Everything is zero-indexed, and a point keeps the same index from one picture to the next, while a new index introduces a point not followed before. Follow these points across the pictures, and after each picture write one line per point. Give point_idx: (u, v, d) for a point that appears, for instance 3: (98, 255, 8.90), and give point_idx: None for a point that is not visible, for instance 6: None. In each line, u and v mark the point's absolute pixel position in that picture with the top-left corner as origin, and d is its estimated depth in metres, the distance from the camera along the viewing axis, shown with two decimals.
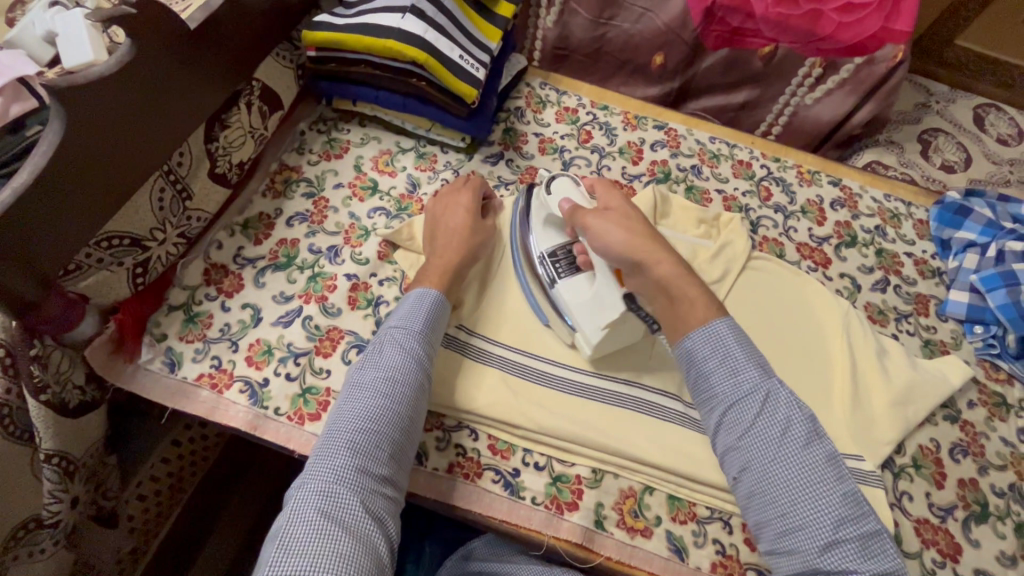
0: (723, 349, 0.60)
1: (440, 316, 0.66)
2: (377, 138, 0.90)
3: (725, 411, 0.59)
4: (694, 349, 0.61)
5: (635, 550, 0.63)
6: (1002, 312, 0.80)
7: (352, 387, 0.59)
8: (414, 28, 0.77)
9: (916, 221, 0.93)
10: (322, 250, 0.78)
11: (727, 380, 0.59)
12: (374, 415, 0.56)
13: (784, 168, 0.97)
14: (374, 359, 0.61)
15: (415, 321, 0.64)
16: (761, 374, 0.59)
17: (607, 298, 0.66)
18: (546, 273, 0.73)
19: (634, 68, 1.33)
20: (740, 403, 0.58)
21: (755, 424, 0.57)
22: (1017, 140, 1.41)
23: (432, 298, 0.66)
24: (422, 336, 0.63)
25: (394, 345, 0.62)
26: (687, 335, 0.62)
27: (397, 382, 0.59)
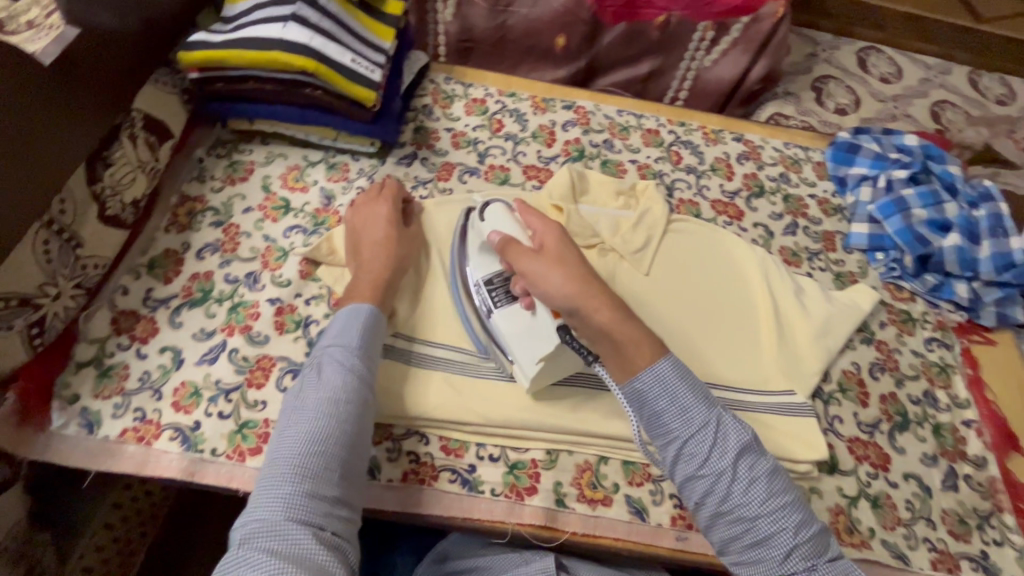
0: (666, 383, 0.59)
1: (377, 329, 0.65)
2: (282, 155, 0.87)
3: (683, 447, 0.59)
4: (642, 392, 0.60)
5: (598, 519, 0.65)
6: (900, 237, 0.87)
7: (293, 414, 0.57)
8: (299, 37, 0.74)
9: (815, 163, 0.99)
10: (240, 279, 0.75)
11: (680, 419, 0.59)
12: (317, 439, 0.54)
13: (690, 131, 1.01)
14: (312, 381, 0.59)
15: (352, 337, 0.63)
16: (709, 406, 0.60)
17: (542, 330, 0.64)
18: (482, 301, 0.69)
19: (539, 52, 1.34)
20: (696, 436, 0.58)
21: (712, 456, 0.58)
22: (897, 78, 1.52)
23: (367, 313, 0.65)
24: (359, 352, 0.62)
25: (332, 366, 0.60)
26: (636, 375, 0.60)
27: (339, 403, 0.57)
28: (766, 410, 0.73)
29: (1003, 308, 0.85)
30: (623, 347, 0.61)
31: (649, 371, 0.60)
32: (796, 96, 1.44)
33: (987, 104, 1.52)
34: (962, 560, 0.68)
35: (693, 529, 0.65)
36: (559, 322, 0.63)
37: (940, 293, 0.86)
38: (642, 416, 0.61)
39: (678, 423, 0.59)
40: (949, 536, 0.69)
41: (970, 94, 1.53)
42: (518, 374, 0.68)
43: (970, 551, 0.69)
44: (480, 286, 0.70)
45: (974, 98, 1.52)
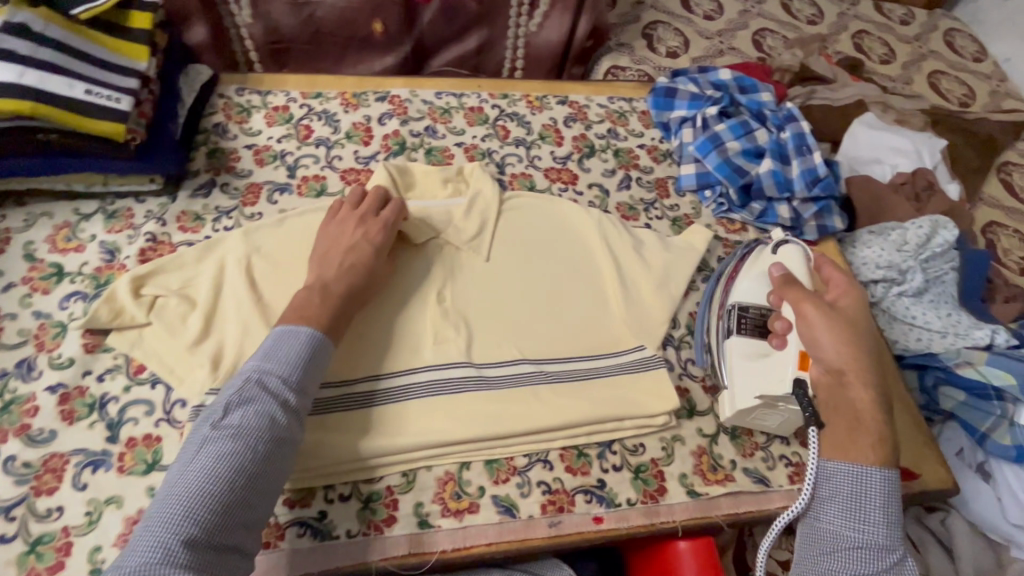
0: (865, 485, 0.59)
1: (318, 353, 0.60)
2: (46, 214, 0.74)
3: (843, 548, 0.58)
4: (861, 475, 0.59)
5: (467, 529, 0.62)
6: (720, 172, 0.89)
7: (202, 440, 0.52)
8: (5, 75, 0.63)
9: (640, 113, 1.00)
10: (8, 370, 0.63)
11: (856, 528, 0.58)
12: (219, 477, 0.49)
13: (514, 102, 0.98)
14: (232, 405, 0.54)
15: (284, 363, 0.58)
16: (895, 553, 0.58)
17: (780, 372, 0.66)
18: (728, 322, 0.72)
19: (358, 42, 1.25)
20: (861, 545, 0.58)
21: (866, 561, 0.57)
22: (718, 13, 1.58)
23: (310, 334, 0.60)
24: (294, 382, 0.57)
25: (251, 395, 0.55)
26: (842, 458, 0.61)
27: (255, 436, 0.52)
28: (618, 373, 0.73)
29: (822, 220, 0.90)
30: (857, 431, 0.61)
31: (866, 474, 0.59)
32: (629, 46, 1.45)
33: (800, 26, 1.61)
34: None
35: (565, 511, 0.64)
36: (803, 374, 0.64)
37: (766, 219, 0.89)
38: (820, 495, 0.62)
39: (850, 534, 0.59)
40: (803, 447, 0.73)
41: (784, 18, 1.62)
42: (724, 400, 0.71)
43: None
44: (735, 310, 0.72)
45: (789, 22, 1.62)
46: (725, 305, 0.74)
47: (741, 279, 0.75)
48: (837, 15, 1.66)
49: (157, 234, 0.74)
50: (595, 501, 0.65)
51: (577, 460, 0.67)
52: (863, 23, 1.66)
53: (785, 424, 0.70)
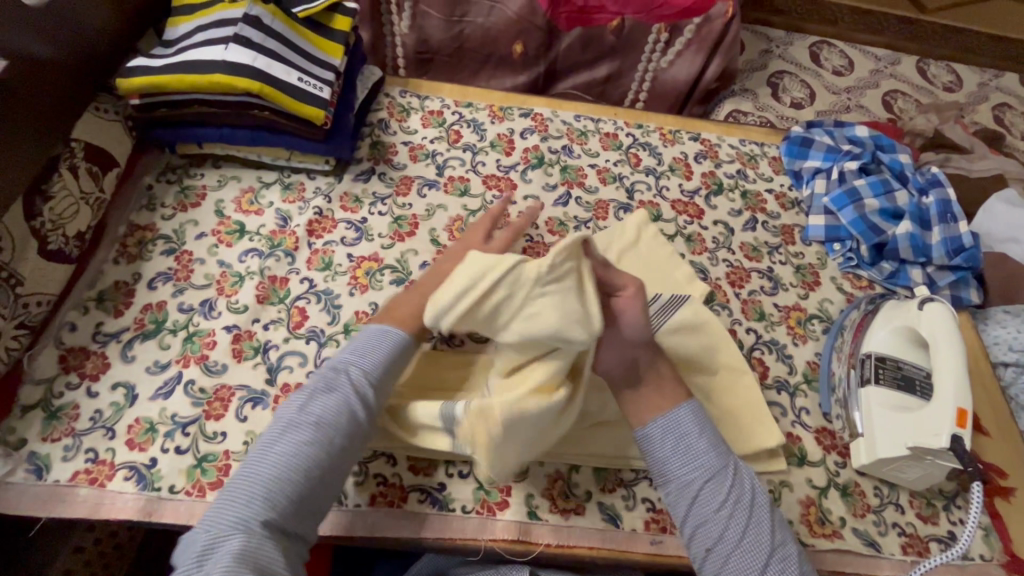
0: (686, 438, 0.61)
1: (399, 358, 0.63)
2: (235, 178, 0.84)
3: (699, 490, 0.59)
4: (671, 420, 0.62)
5: (572, 529, 0.64)
6: (853, 227, 0.89)
7: (289, 418, 0.57)
8: (241, 58, 0.74)
9: (771, 158, 1.01)
10: (194, 307, 0.72)
11: (689, 462, 0.60)
12: (303, 454, 0.54)
13: (648, 133, 1.01)
14: (320, 388, 0.59)
15: (374, 358, 0.61)
16: (722, 457, 0.61)
17: (930, 423, 0.65)
18: (863, 370, 0.73)
19: (497, 60, 1.34)
20: (712, 478, 0.59)
21: (710, 498, 0.58)
22: (849, 70, 1.56)
23: (398, 336, 0.64)
24: (376, 378, 0.60)
25: (334, 386, 0.58)
26: (650, 421, 0.62)
27: (326, 430, 0.56)
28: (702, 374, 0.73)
29: (957, 290, 0.89)
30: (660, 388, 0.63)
31: (669, 411, 0.62)
32: (753, 92, 1.46)
33: (936, 92, 1.56)
34: (932, 542, 0.68)
35: (667, 532, 0.65)
36: (960, 429, 0.63)
37: (897, 280, 0.88)
38: (654, 464, 0.62)
39: (683, 472, 0.60)
40: (918, 519, 0.69)
41: (919, 82, 1.57)
42: (856, 447, 0.70)
43: (938, 533, 0.69)
44: (871, 359, 0.73)
45: (923, 86, 1.57)
46: (857, 353, 0.75)
47: (875, 329, 0.75)
48: (977, 85, 1.60)
49: (323, 210, 0.83)
50: None
51: None
52: (1006, 96, 1.59)
53: (919, 480, 0.68)
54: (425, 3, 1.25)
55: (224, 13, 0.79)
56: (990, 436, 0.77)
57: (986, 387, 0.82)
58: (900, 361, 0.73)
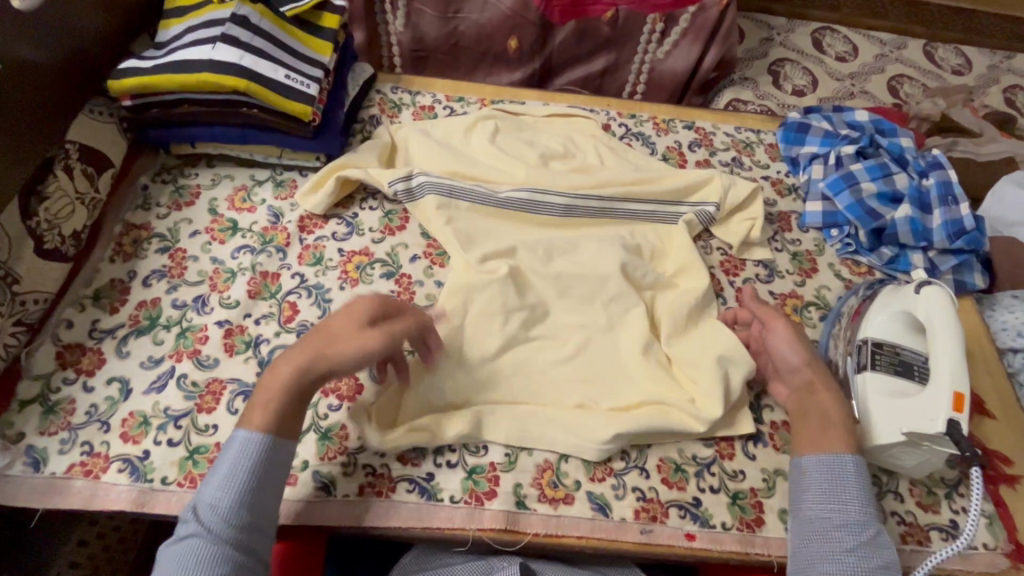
0: (840, 479, 0.60)
1: (275, 443, 0.57)
2: (229, 176, 0.85)
3: (825, 532, 0.58)
4: (836, 461, 0.62)
5: (560, 519, 0.64)
6: (850, 212, 0.87)
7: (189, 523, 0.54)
8: (228, 56, 0.76)
9: (768, 145, 0.99)
10: (187, 303, 0.74)
11: (833, 505, 0.59)
12: (197, 563, 0.50)
13: (641, 122, 1.00)
14: (203, 503, 0.54)
15: (234, 483, 0.54)
16: (867, 511, 0.59)
17: (927, 409, 0.63)
18: (858, 357, 0.71)
19: (493, 56, 1.34)
20: (845, 528, 0.58)
21: (852, 550, 0.57)
22: (853, 55, 1.53)
23: (257, 436, 0.57)
24: (253, 470, 0.55)
25: (193, 534, 0.52)
26: (806, 453, 0.63)
27: (214, 560, 0.51)
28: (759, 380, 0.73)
29: (959, 275, 0.87)
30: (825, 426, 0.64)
31: (835, 455, 0.62)
32: (754, 81, 1.44)
33: (944, 75, 1.52)
34: (932, 531, 0.66)
35: (657, 521, 0.65)
36: (959, 415, 0.61)
37: (897, 265, 0.86)
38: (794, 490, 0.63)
39: (818, 510, 0.60)
40: (918, 507, 0.68)
41: (927, 67, 1.54)
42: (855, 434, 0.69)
43: (939, 521, 0.67)
44: (868, 345, 0.70)
45: (931, 70, 1.53)
46: (854, 338, 0.72)
47: (874, 314, 0.72)
48: (988, 68, 1.55)
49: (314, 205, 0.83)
50: (688, 517, 0.65)
51: (674, 473, 0.67)
52: (1017, 78, 1.54)
53: (918, 466, 0.67)
54: (419, 0, 1.25)
55: (213, 14, 0.81)
56: (995, 420, 0.75)
57: (991, 371, 0.79)
58: (898, 346, 0.70)
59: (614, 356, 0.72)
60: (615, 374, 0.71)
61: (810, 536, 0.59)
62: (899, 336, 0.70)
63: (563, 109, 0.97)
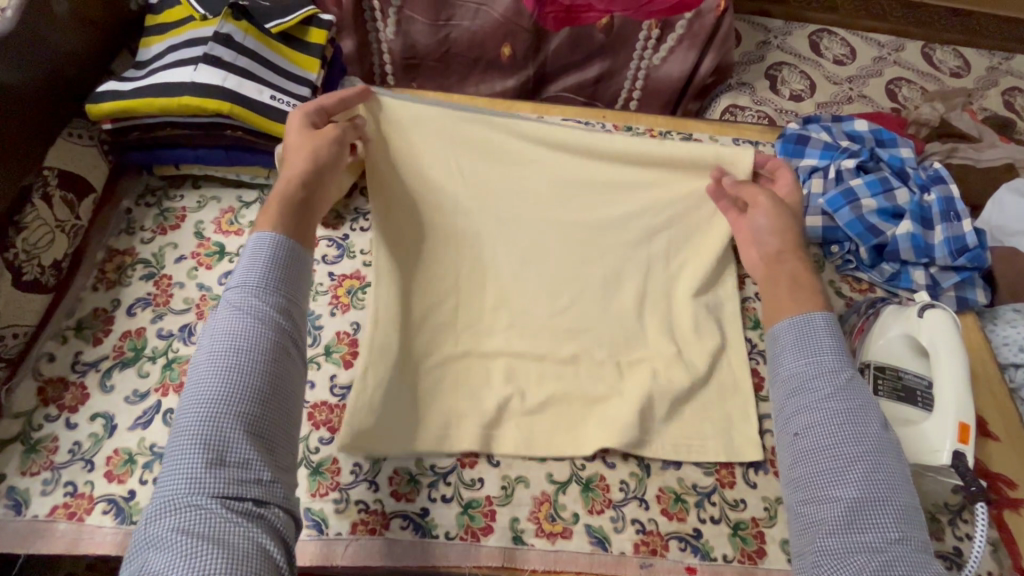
0: (810, 327, 0.61)
1: (293, 263, 0.58)
2: (215, 198, 0.83)
3: (802, 386, 0.58)
4: (807, 321, 0.62)
5: (559, 554, 0.62)
6: (851, 228, 0.85)
7: (210, 334, 0.53)
8: (211, 78, 0.73)
9: (766, 158, 0.97)
10: (173, 332, 0.72)
11: (811, 358, 0.59)
12: (231, 364, 0.51)
13: (637, 135, 0.98)
14: (221, 316, 0.54)
15: (258, 271, 0.56)
16: (843, 357, 0.59)
17: (932, 438, 0.62)
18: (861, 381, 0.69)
19: (486, 63, 1.31)
20: (828, 381, 0.57)
21: (831, 396, 0.56)
22: (850, 59, 1.51)
23: (275, 237, 0.58)
24: (274, 283, 0.56)
25: (226, 332, 0.52)
26: (777, 323, 0.64)
27: (246, 360, 0.51)
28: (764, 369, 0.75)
29: (962, 291, 0.86)
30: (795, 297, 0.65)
31: (805, 317, 0.62)
32: (751, 86, 1.41)
33: (942, 78, 1.51)
34: (937, 560, 0.65)
35: (657, 555, 0.63)
36: (964, 446, 0.60)
37: (898, 282, 0.84)
38: (771, 359, 0.63)
39: (797, 366, 0.59)
40: None
41: (925, 69, 1.52)
42: None
43: (943, 549, 0.66)
44: (870, 369, 0.68)
45: (929, 73, 1.52)
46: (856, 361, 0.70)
47: (876, 336, 0.71)
48: (986, 69, 1.54)
49: None
50: (689, 550, 0.64)
51: (674, 504, 0.66)
52: (1016, 80, 1.53)
53: (922, 495, 0.66)
54: (409, 8, 1.22)
55: (194, 32, 0.78)
56: (998, 442, 0.74)
57: (994, 390, 0.78)
58: (900, 371, 0.68)
59: (611, 384, 0.71)
60: (613, 402, 0.70)
61: (790, 394, 0.59)
62: (901, 361, 0.69)
63: (557, 123, 0.95)
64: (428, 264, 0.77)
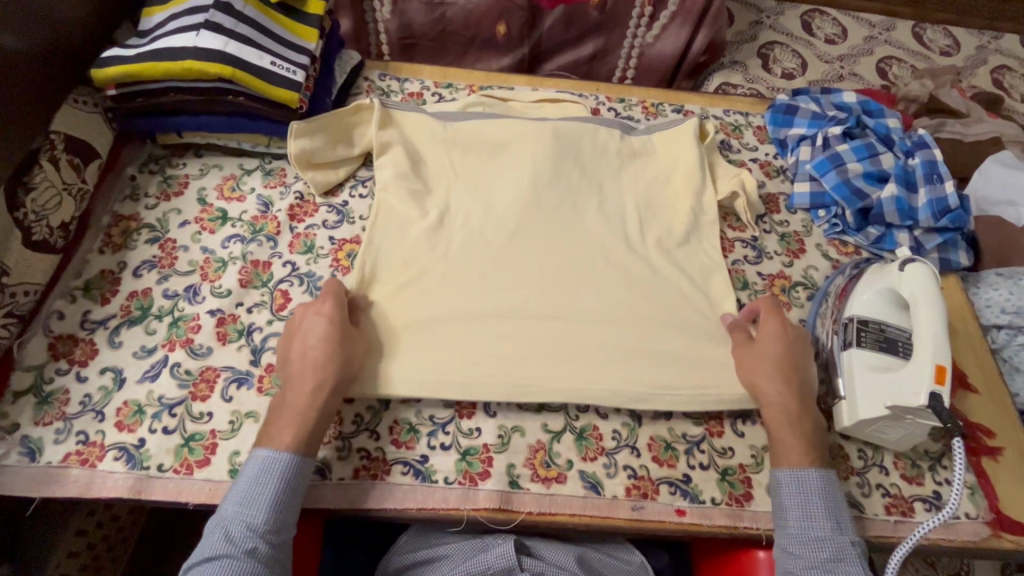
0: (809, 492, 0.62)
1: (294, 488, 0.59)
2: (217, 165, 0.85)
3: (797, 545, 0.61)
4: (801, 475, 0.63)
5: (554, 497, 0.65)
6: (837, 192, 0.87)
7: (206, 545, 0.56)
8: (212, 43, 0.75)
9: (756, 128, 1.00)
10: (178, 293, 0.74)
11: (805, 521, 0.61)
12: None
13: (630, 106, 1.00)
14: (218, 536, 0.56)
15: (263, 499, 0.57)
16: (836, 527, 0.61)
17: (911, 382, 0.64)
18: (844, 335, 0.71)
19: (481, 42, 1.33)
20: (822, 552, 0.60)
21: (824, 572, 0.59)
22: (842, 38, 1.53)
23: (283, 464, 0.58)
24: (273, 520, 0.57)
25: (222, 556, 0.55)
26: (779, 468, 0.65)
27: None
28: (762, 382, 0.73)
29: (945, 253, 0.88)
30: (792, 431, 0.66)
31: (804, 472, 0.63)
32: (743, 65, 1.43)
33: (933, 57, 1.53)
34: (916, 502, 0.68)
35: (649, 498, 0.66)
36: (940, 388, 0.62)
37: (883, 244, 0.87)
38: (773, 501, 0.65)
39: (798, 525, 0.62)
40: (903, 480, 0.69)
41: (916, 48, 1.54)
42: (841, 410, 0.70)
43: (923, 493, 0.69)
44: (853, 323, 0.71)
45: (920, 52, 1.54)
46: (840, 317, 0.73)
47: (857, 294, 0.73)
48: (976, 48, 1.56)
49: (304, 194, 0.83)
50: (679, 493, 0.66)
51: (665, 451, 0.69)
52: (1005, 58, 1.55)
53: (903, 440, 0.68)
54: None
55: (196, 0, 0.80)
56: (977, 395, 0.77)
57: (975, 347, 0.81)
58: (883, 323, 0.70)
59: (604, 340, 0.74)
60: (605, 355, 0.72)
61: (785, 550, 0.62)
62: (883, 313, 0.71)
63: (552, 94, 0.97)
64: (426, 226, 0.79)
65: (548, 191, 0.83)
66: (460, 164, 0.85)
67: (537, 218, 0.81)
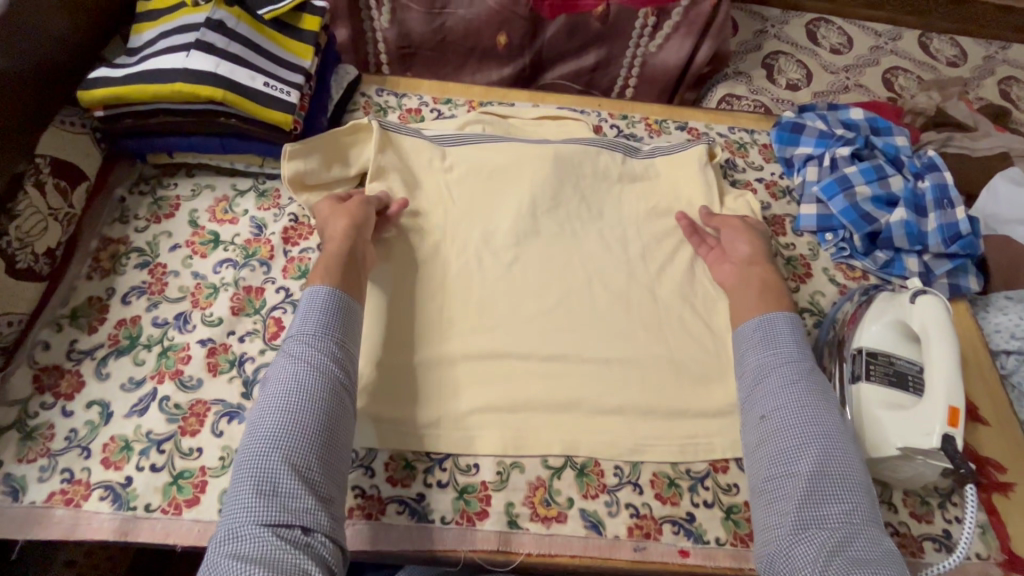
0: (778, 341, 0.65)
1: (349, 322, 0.63)
2: (209, 186, 0.82)
3: (766, 382, 0.63)
4: (770, 320, 0.67)
5: (554, 538, 0.63)
6: (845, 216, 0.85)
7: (271, 378, 0.59)
8: (204, 65, 0.73)
9: (761, 146, 0.97)
10: (168, 320, 0.72)
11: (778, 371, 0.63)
12: (293, 389, 0.56)
13: (633, 123, 0.98)
14: (282, 361, 0.59)
15: (318, 323, 0.61)
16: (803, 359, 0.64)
17: (923, 422, 0.62)
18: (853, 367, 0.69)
19: (481, 53, 1.31)
20: (787, 375, 0.62)
21: (792, 396, 0.61)
22: (847, 48, 1.51)
23: (339, 295, 0.64)
24: (335, 336, 0.61)
25: (290, 372, 0.58)
26: (747, 318, 0.69)
27: (301, 393, 0.56)
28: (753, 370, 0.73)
29: (954, 278, 0.86)
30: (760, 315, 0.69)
31: (771, 314, 0.68)
32: (747, 76, 1.41)
33: (939, 67, 1.51)
34: (926, 542, 0.66)
35: (651, 538, 0.64)
36: (954, 430, 0.61)
37: (891, 269, 0.85)
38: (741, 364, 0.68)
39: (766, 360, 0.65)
40: (911, 518, 0.67)
41: (922, 59, 1.52)
42: None
43: (933, 532, 0.67)
44: (862, 356, 0.69)
45: (926, 62, 1.51)
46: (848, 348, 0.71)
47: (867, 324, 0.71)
48: (983, 59, 1.54)
49: (299, 216, 0.81)
50: (682, 533, 0.65)
51: (668, 489, 0.67)
52: (1012, 69, 1.53)
53: (913, 478, 0.66)
54: None
55: (187, 18, 0.78)
56: (987, 428, 0.75)
57: (985, 377, 0.79)
58: (893, 357, 0.68)
59: (605, 370, 0.72)
60: (607, 387, 0.70)
61: (754, 377, 0.64)
62: (894, 346, 0.69)
63: (553, 111, 0.95)
64: (424, 251, 0.77)
65: (548, 213, 0.81)
66: (459, 186, 0.83)
67: (538, 243, 0.79)
